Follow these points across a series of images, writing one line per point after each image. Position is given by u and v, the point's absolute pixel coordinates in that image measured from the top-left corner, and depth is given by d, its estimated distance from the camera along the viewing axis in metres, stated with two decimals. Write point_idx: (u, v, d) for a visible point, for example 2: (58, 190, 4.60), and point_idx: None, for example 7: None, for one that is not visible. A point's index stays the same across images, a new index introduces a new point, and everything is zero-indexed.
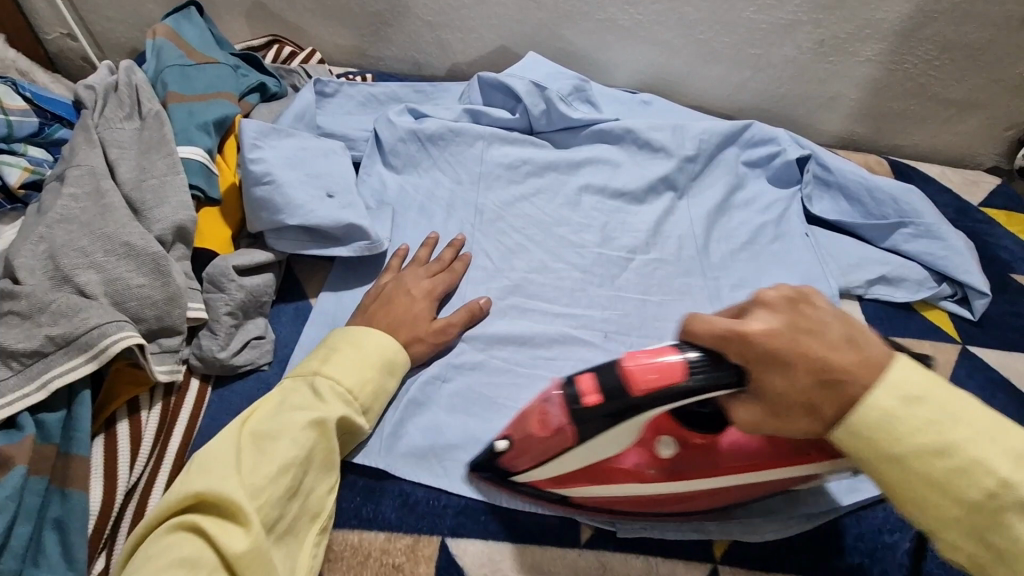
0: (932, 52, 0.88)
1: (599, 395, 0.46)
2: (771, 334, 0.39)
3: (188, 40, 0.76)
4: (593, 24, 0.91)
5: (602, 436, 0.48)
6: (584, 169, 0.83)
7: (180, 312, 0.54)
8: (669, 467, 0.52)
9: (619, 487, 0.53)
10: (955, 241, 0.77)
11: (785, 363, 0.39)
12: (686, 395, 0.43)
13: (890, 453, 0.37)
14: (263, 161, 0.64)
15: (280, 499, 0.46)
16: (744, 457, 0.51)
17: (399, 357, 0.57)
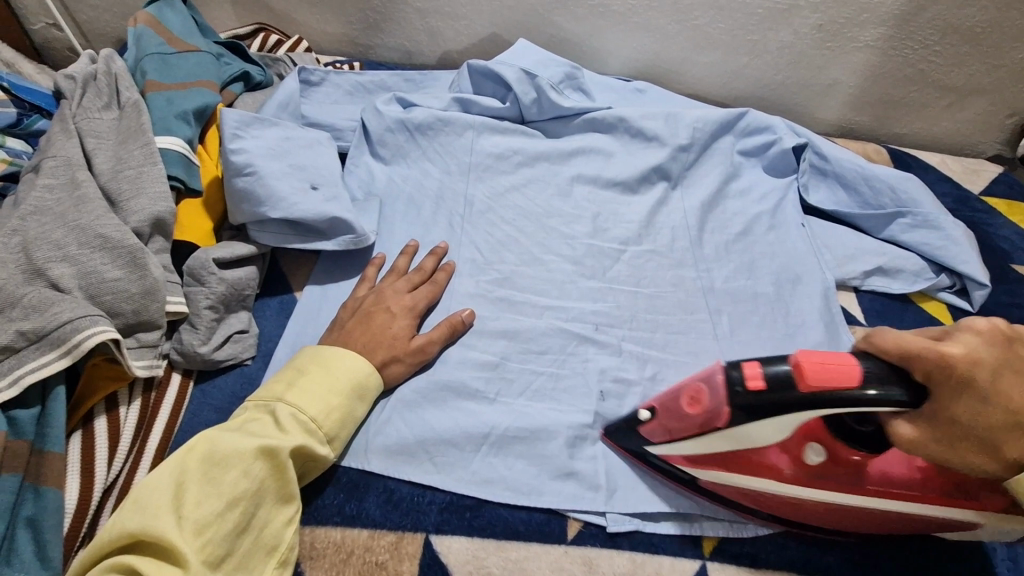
0: (932, 37, 0.86)
1: (763, 382, 0.48)
2: (971, 364, 0.43)
3: (169, 27, 0.75)
4: (585, 9, 0.88)
5: (754, 426, 0.49)
6: (576, 159, 0.81)
7: (158, 305, 0.53)
8: (809, 473, 0.51)
9: (747, 479, 0.52)
10: (953, 232, 0.75)
11: (983, 399, 0.43)
12: (849, 403, 0.45)
13: None
14: (244, 151, 0.62)
15: (224, 536, 0.45)
16: (890, 484, 0.51)
17: (370, 381, 0.56)
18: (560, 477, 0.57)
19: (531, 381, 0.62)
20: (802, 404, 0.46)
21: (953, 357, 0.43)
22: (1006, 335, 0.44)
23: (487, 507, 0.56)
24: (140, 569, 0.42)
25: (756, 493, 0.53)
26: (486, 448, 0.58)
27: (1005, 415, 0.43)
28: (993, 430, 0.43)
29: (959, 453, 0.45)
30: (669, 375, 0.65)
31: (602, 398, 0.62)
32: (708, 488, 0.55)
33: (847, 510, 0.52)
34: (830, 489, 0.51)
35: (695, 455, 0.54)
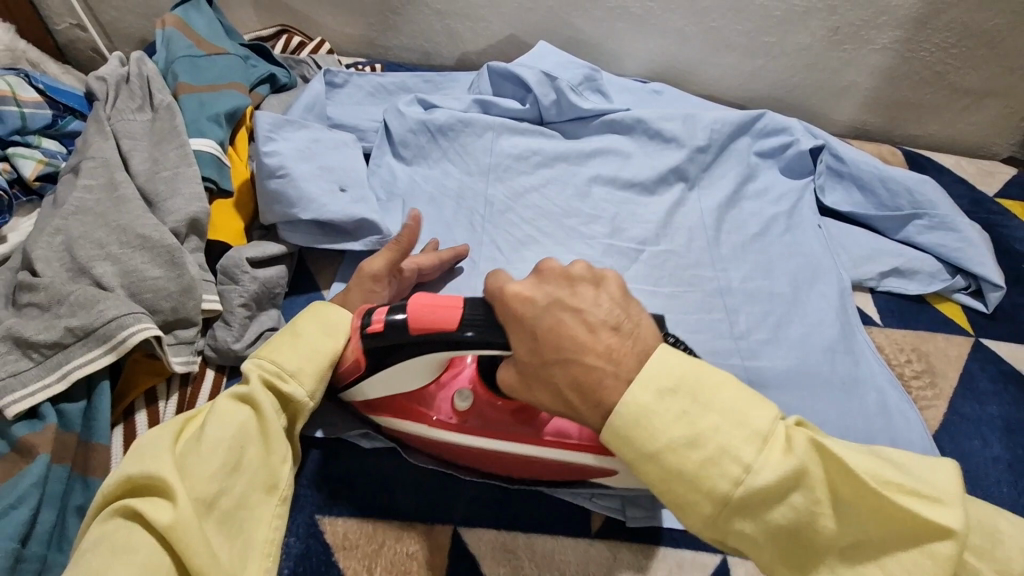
0: (949, 39, 0.86)
1: (383, 325, 0.48)
2: (524, 303, 0.42)
3: (196, 30, 0.76)
4: (603, 12, 0.89)
5: (390, 372, 0.51)
6: (594, 160, 0.82)
7: (195, 302, 0.55)
8: (466, 420, 0.54)
9: (413, 425, 0.55)
10: (970, 234, 0.76)
11: (534, 335, 0.41)
12: (453, 345, 0.46)
13: (646, 450, 0.36)
14: (276, 154, 0.64)
15: (214, 474, 0.42)
16: (556, 433, 0.53)
17: (329, 313, 0.51)
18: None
19: None
20: (419, 347, 0.48)
21: (510, 295, 0.42)
22: (575, 276, 0.43)
23: (514, 499, 0.57)
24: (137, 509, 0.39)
25: (421, 436, 0.56)
26: None
27: (556, 352, 0.40)
28: (550, 372, 0.41)
29: (544, 393, 0.42)
30: None
31: None
32: (396, 434, 0.58)
33: (502, 456, 0.54)
34: (482, 436, 0.54)
35: (373, 403, 0.56)
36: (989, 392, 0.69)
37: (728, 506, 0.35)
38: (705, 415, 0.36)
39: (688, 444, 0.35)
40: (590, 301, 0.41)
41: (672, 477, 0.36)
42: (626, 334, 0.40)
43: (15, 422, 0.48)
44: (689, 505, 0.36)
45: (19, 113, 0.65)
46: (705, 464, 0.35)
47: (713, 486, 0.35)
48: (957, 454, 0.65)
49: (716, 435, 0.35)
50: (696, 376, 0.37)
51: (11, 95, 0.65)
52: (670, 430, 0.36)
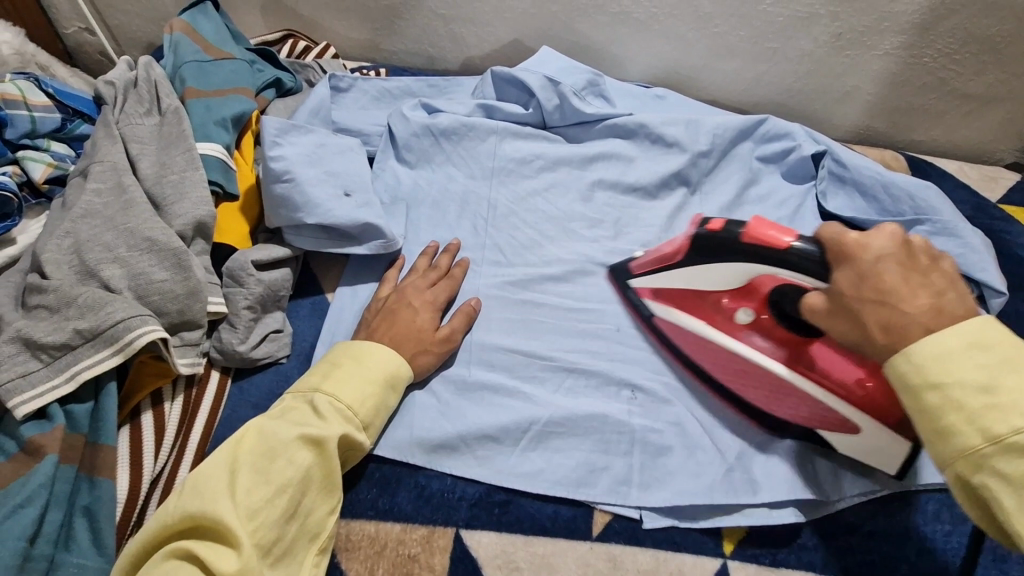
0: (953, 45, 0.86)
1: (719, 228, 0.59)
2: (862, 249, 0.47)
3: (204, 35, 0.77)
4: (606, 17, 0.90)
5: (695, 264, 0.62)
6: (597, 164, 0.83)
7: (200, 305, 0.55)
8: (741, 329, 0.63)
9: (689, 318, 0.65)
10: (972, 241, 0.76)
11: (860, 274, 0.47)
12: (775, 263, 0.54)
13: (935, 380, 0.42)
14: (282, 158, 0.64)
15: (276, 521, 0.46)
16: (823, 371, 0.60)
17: (400, 371, 0.57)
18: (597, 471, 0.59)
19: (563, 378, 0.64)
20: (742, 252, 0.57)
21: (848, 241, 0.48)
22: (932, 255, 0.47)
23: (515, 502, 0.57)
24: (199, 553, 0.44)
25: (684, 334, 0.65)
26: (523, 444, 0.60)
27: (875, 294, 0.45)
28: (862, 305, 0.46)
29: (839, 322, 0.49)
30: None
31: (632, 395, 0.63)
32: (662, 329, 0.67)
33: (752, 367, 0.62)
34: (747, 345, 0.63)
35: (660, 291, 0.67)
36: None
37: (998, 445, 0.40)
38: (1009, 375, 0.41)
39: (983, 389, 0.41)
40: (941, 273, 0.46)
41: (955, 409, 0.42)
42: (949, 302, 0.44)
43: (24, 422, 0.48)
44: (951, 436, 0.42)
45: (29, 117, 0.66)
46: (989, 407, 0.41)
47: (985, 423, 0.40)
48: None
49: (1015, 390, 0.41)
50: (1007, 344, 0.42)
51: (21, 99, 0.66)
52: (963, 373, 0.42)
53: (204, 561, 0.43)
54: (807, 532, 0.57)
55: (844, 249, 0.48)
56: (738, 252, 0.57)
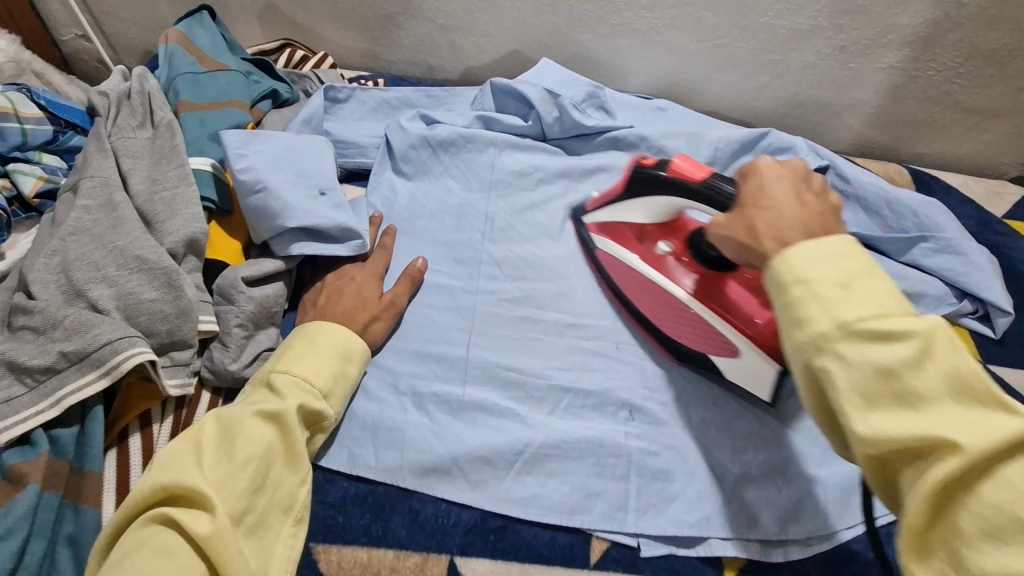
0: (957, 59, 0.85)
1: (652, 163, 0.62)
2: (771, 171, 0.49)
3: (199, 45, 0.76)
4: (607, 28, 0.89)
5: (627, 200, 0.66)
6: (595, 177, 0.82)
7: (191, 325, 0.54)
8: (660, 261, 0.68)
9: (619, 249, 0.70)
10: (977, 259, 0.75)
11: (760, 186, 0.48)
12: (691, 195, 0.58)
13: (799, 273, 0.40)
14: (251, 169, 0.63)
15: (245, 491, 0.45)
16: (721, 303, 0.63)
17: (355, 345, 0.58)
18: (593, 495, 0.58)
19: (561, 398, 0.63)
20: (666, 187, 0.60)
21: (761, 166, 0.50)
22: (824, 189, 0.48)
23: (511, 528, 0.56)
24: (176, 518, 0.42)
25: (611, 261, 0.70)
26: (519, 465, 0.59)
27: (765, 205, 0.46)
28: (753, 215, 0.46)
29: (722, 228, 0.49)
30: (694, 396, 0.64)
31: (629, 416, 0.62)
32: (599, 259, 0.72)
33: (661, 293, 0.66)
34: (665, 274, 0.67)
35: (601, 225, 0.72)
36: None
37: (843, 332, 0.38)
38: (873, 282, 0.39)
39: (843, 285, 0.39)
40: (825, 202, 0.47)
41: (813, 302, 0.39)
42: (832, 222, 0.45)
43: (6, 449, 0.47)
44: (799, 320, 0.39)
45: (20, 129, 0.65)
46: (841, 298, 0.38)
47: (834, 308, 0.38)
48: None
49: (873, 294, 0.38)
50: (867, 261, 0.40)
51: (12, 112, 0.65)
52: (821, 270, 0.40)
53: (181, 527, 0.42)
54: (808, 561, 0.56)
55: (755, 166, 0.50)
56: (661, 186, 0.61)
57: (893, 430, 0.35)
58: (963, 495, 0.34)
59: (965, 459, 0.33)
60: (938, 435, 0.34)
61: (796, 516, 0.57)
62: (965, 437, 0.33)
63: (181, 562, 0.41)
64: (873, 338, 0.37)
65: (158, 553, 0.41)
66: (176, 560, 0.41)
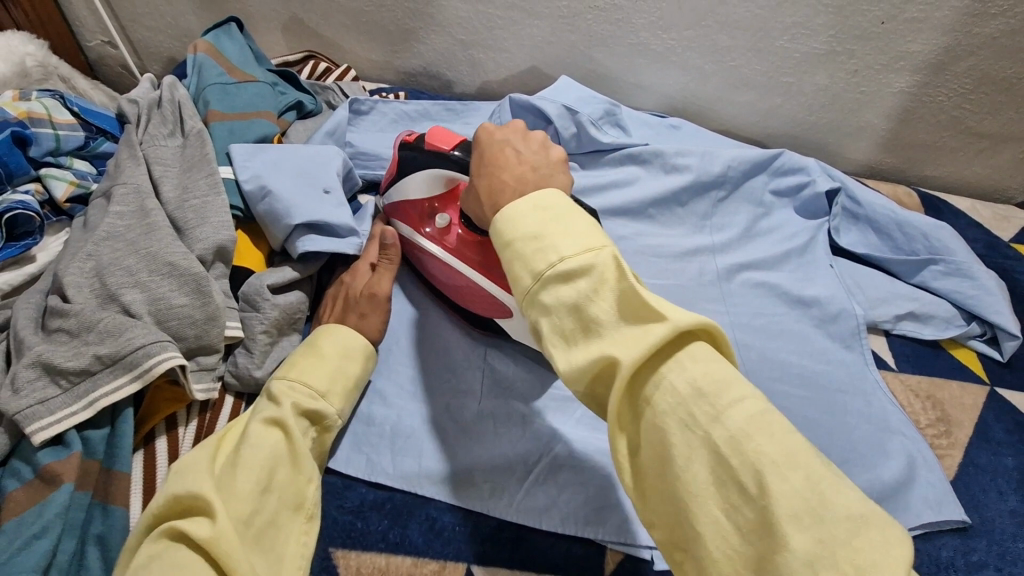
0: (968, 85, 0.87)
1: (414, 139, 0.66)
2: (491, 134, 0.53)
3: (227, 56, 0.78)
4: (624, 48, 0.91)
5: (405, 176, 0.66)
6: (608, 192, 0.84)
7: (218, 330, 0.56)
8: (442, 236, 0.66)
9: (407, 230, 0.69)
10: (986, 282, 0.77)
11: (481, 154, 0.52)
12: (447, 165, 0.62)
13: (507, 237, 0.43)
14: (256, 178, 0.65)
15: (250, 494, 0.44)
16: (499, 271, 0.63)
17: (356, 343, 0.59)
18: (607, 507, 0.58)
19: (575, 409, 0.64)
20: (425, 160, 0.63)
21: (484, 129, 0.53)
22: (541, 143, 0.53)
23: (526, 538, 0.57)
24: (179, 528, 0.40)
25: (406, 242, 0.70)
26: (536, 475, 0.60)
27: (486, 168, 0.51)
28: (477, 181, 0.51)
29: (472, 200, 0.52)
30: None
31: None
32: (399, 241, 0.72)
33: (446, 266, 0.66)
34: (445, 247, 0.66)
35: (392, 207, 0.70)
36: (1002, 445, 0.69)
37: (541, 282, 0.41)
38: (560, 226, 0.42)
39: (534, 237, 0.42)
40: (545, 157, 0.51)
41: (518, 261, 0.42)
42: (545, 176, 0.49)
43: (40, 449, 0.48)
44: (514, 278, 0.42)
45: (53, 135, 0.66)
46: (536, 251, 0.42)
47: (531, 262, 0.41)
48: (972, 508, 0.64)
49: (560, 238, 0.41)
50: (564, 208, 0.44)
51: (46, 117, 0.66)
52: (521, 225, 0.43)
53: (184, 535, 0.40)
54: None
55: (478, 134, 0.54)
56: (420, 158, 0.64)
57: (581, 359, 0.39)
58: (642, 404, 0.38)
59: (626, 374, 0.37)
60: (607, 356, 0.38)
61: None
62: (626, 353, 0.37)
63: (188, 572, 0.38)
64: (560, 280, 0.40)
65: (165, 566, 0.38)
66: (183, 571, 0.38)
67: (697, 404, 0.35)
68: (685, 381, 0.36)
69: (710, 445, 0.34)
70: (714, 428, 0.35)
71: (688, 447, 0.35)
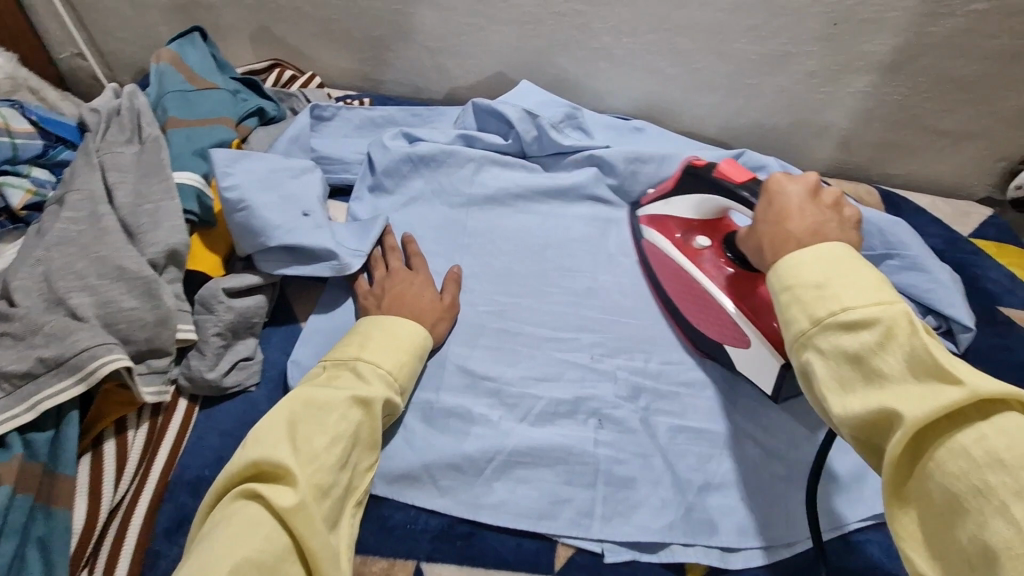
0: (923, 84, 0.89)
1: (701, 163, 0.69)
2: (783, 184, 0.55)
3: (190, 65, 0.79)
4: (587, 52, 0.93)
5: (678, 194, 0.72)
6: (573, 196, 0.85)
7: (169, 333, 0.56)
8: (698, 254, 0.71)
9: (661, 241, 0.75)
10: (941, 276, 0.78)
11: (769, 202, 0.55)
12: (729, 197, 0.64)
13: (786, 283, 0.47)
14: (236, 188, 0.66)
15: (332, 468, 0.47)
16: (751, 303, 0.66)
17: (426, 342, 0.61)
18: (561, 502, 0.59)
19: (532, 406, 0.65)
20: (710, 185, 0.67)
21: (774, 179, 0.56)
22: (834, 201, 0.54)
23: (478, 535, 0.57)
24: (261, 492, 0.43)
25: (653, 250, 0.76)
26: (490, 472, 0.60)
27: (773, 217, 0.53)
28: (763, 228, 0.54)
29: (751, 239, 0.57)
30: (665, 405, 0.67)
31: (599, 425, 0.64)
32: (646, 253, 0.78)
33: (691, 282, 0.71)
34: (698, 264, 0.71)
35: (652, 219, 0.77)
36: None
37: (819, 326, 0.44)
38: (847, 278, 0.45)
39: (817, 286, 0.45)
40: (832, 213, 0.53)
41: (795, 304, 0.46)
42: (831, 231, 0.51)
43: None
44: (789, 320, 0.46)
45: (11, 144, 0.67)
46: (818, 298, 0.45)
47: (811, 308, 0.45)
48: None
49: (846, 287, 0.44)
50: (849, 261, 0.46)
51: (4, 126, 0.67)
52: (803, 275, 0.46)
53: (267, 500, 0.43)
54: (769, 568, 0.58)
55: (767, 181, 0.56)
56: (706, 183, 0.68)
57: (861, 408, 0.41)
58: (929, 463, 0.39)
59: (911, 430, 0.38)
60: (889, 409, 0.40)
61: (755, 526, 0.59)
62: (910, 410, 0.39)
63: (269, 536, 0.42)
64: (841, 328, 0.43)
65: (246, 525, 0.42)
66: (264, 533, 0.42)
67: (995, 472, 0.36)
68: (991, 445, 0.37)
69: (1007, 518, 0.34)
70: (1017, 502, 0.34)
71: (981, 514, 0.36)
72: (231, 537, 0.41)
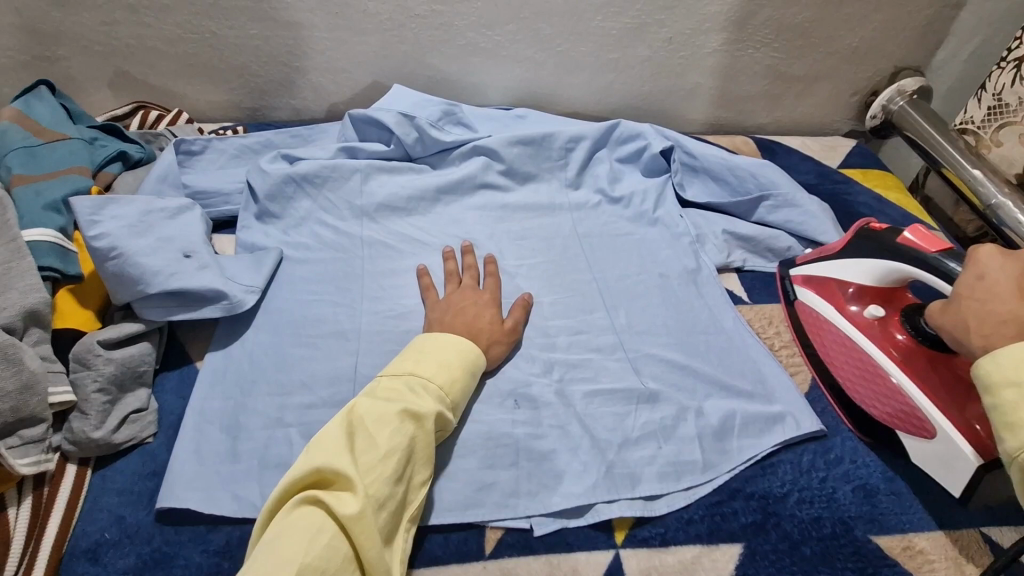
0: (770, 35, 0.95)
1: (883, 229, 0.68)
2: (991, 257, 0.54)
3: (37, 118, 0.74)
4: (456, 49, 0.94)
5: (847, 258, 0.70)
6: (466, 190, 0.86)
7: (39, 399, 0.53)
8: (865, 323, 0.68)
9: (822, 304, 0.72)
10: (810, 208, 0.84)
11: (979, 276, 0.54)
12: (921, 264, 0.61)
13: (1013, 379, 0.49)
14: (106, 235, 0.62)
15: (387, 480, 0.49)
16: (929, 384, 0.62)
17: (479, 358, 0.61)
18: (486, 488, 0.59)
19: None
20: (887, 252, 0.65)
21: (980, 251, 0.55)
22: None
23: None
24: (324, 499, 0.46)
25: (812, 313, 0.73)
26: None
27: (980, 294, 0.53)
28: (967, 304, 0.54)
29: (943, 311, 0.56)
30: (579, 373, 0.69)
31: (515, 405, 0.65)
32: (801, 316, 0.75)
33: (858, 353, 0.67)
34: (864, 333, 0.67)
35: (809, 279, 0.74)
36: None
37: None
38: None
39: None
40: None
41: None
42: None
43: None
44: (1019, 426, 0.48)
45: None
46: None
47: None
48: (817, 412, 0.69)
49: None
50: None
51: None
52: None
53: (329, 507, 0.46)
54: (692, 506, 0.60)
55: (975, 252, 0.55)
56: (885, 249, 0.65)
57: None
58: None
59: None
60: None
61: (674, 470, 0.62)
62: None
63: (326, 543, 0.45)
64: None
65: (308, 530, 0.45)
66: (323, 540, 0.45)
67: None
68: None
69: None
70: None
71: None
72: (288, 540, 0.44)
